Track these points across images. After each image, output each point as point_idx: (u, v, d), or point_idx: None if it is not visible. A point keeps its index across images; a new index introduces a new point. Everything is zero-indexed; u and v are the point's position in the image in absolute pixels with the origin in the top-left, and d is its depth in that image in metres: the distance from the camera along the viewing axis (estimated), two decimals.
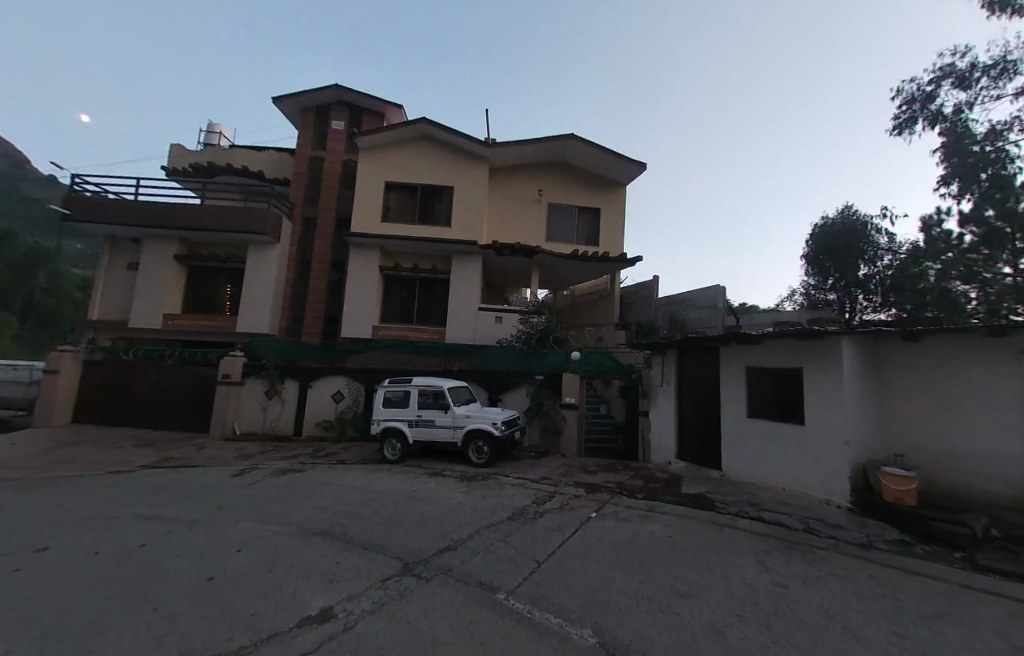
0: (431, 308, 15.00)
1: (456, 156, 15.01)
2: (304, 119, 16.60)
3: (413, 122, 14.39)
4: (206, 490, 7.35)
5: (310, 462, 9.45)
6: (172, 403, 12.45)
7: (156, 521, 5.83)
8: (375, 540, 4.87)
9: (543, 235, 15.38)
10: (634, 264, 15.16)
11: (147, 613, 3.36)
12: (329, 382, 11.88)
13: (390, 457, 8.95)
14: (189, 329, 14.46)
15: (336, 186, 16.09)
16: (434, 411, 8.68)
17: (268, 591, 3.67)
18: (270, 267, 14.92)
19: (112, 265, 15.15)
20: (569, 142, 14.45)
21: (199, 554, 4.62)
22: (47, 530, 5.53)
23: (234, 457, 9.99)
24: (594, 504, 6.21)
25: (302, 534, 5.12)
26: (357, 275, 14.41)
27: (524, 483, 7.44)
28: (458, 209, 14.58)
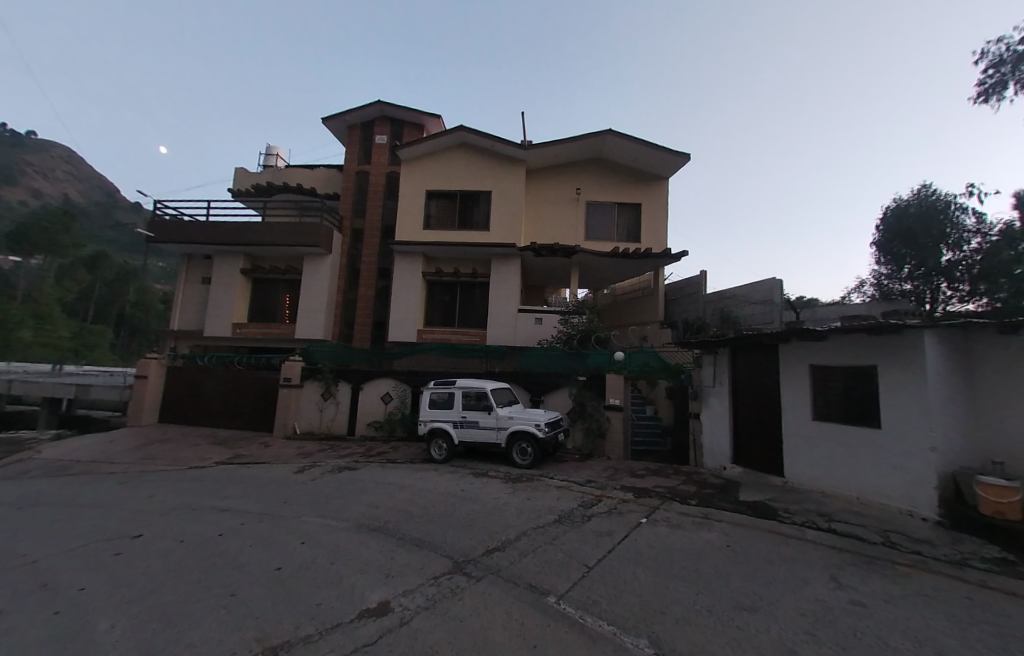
0: (473, 310, 15.24)
1: (493, 161, 15.17)
2: (350, 135, 17.49)
3: (450, 130, 14.73)
4: (272, 486, 7.92)
5: (363, 460, 9.89)
6: (240, 404, 13.51)
7: (230, 513, 6.36)
8: (426, 538, 4.99)
9: (582, 234, 15.15)
10: (679, 259, 14.56)
11: (225, 597, 3.67)
12: (379, 384, 12.41)
13: (436, 456, 9.17)
14: (254, 337, 15.67)
15: (381, 197, 16.79)
16: (478, 413, 8.81)
17: (330, 583, 3.87)
18: (323, 277, 15.83)
19: (187, 280, 16.70)
20: (607, 137, 14.12)
21: (268, 545, 4.98)
22: (141, 518, 6.18)
23: (295, 455, 10.68)
24: (643, 509, 6.03)
25: (358, 529, 5.38)
26: (402, 281, 14.95)
27: (570, 485, 7.36)
28: (496, 212, 14.73)
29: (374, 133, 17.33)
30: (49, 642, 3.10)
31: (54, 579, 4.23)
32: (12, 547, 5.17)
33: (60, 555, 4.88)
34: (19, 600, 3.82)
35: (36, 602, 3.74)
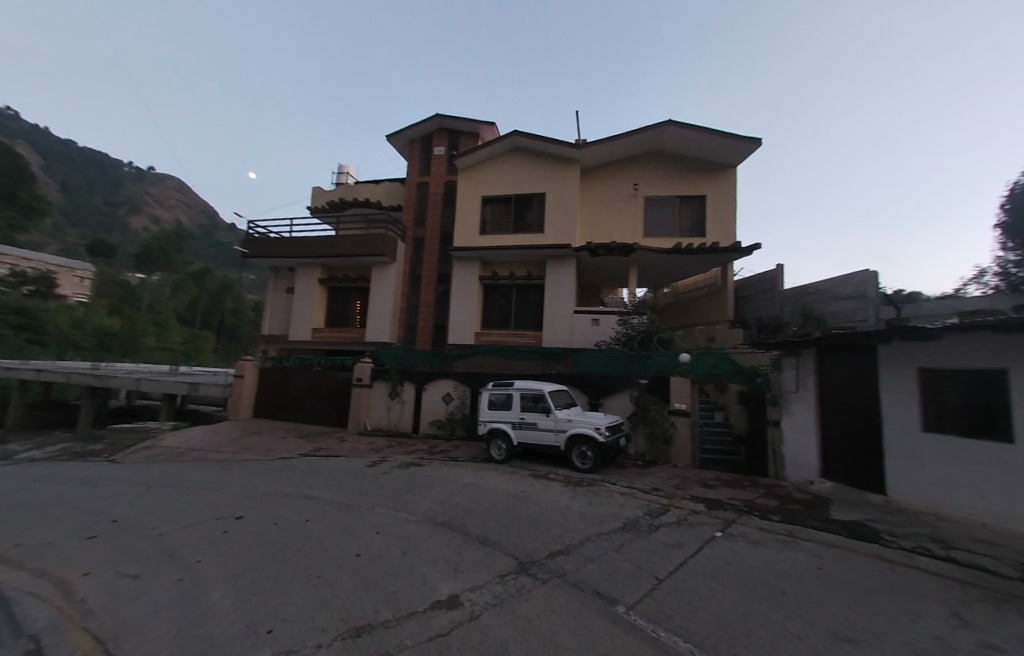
0: (529, 312, 15.22)
1: (547, 163, 15.15)
2: (411, 149, 18.40)
3: (504, 136, 14.97)
4: (347, 477, 8.53)
5: (427, 457, 10.32)
6: (318, 402, 14.74)
7: (313, 500, 6.95)
8: (490, 536, 5.07)
9: (642, 231, 14.61)
10: (750, 253, 13.48)
11: (313, 578, 4.01)
12: (440, 385, 12.90)
13: (496, 456, 9.30)
14: (329, 340, 17.06)
15: (440, 205, 17.45)
16: (536, 414, 8.81)
17: (403, 573, 4.08)
18: (388, 283, 16.78)
19: (274, 290, 18.56)
20: (666, 129, 13.52)
21: (346, 532, 5.36)
22: (241, 501, 6.97)
23: (366, 449, 11.41)
24: (717, 522, 5.65)
25: (426, 523, 5.61)
26: (460, 285, 15.42)
27: (634, 492, 7.09)
28: (551, 214, 14.67)
29: (433, 146, 18.09)
30: (177, 604, 3.61)
31: (176, 550, 4.90)
32: (145, 521, 6.08)
33: (180, 529, 5.64)
34: (152, 566, 4.48)
35: (166, 569, 4.36)
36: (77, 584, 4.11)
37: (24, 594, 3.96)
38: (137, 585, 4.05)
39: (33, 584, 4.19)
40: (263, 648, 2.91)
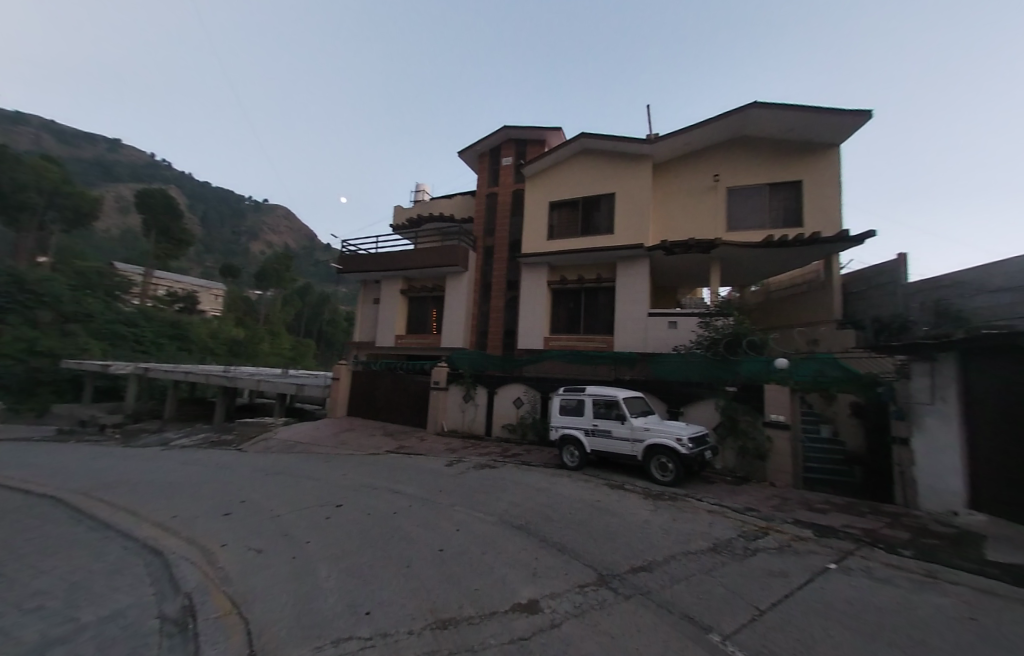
0: (599, 316, 14.76)
1: (617, 162, 14.75)
2: (481, 162, 19.09)
3: (572, 139, 14.90)
4: (428, 475, 9.04)
5: (501, 460, 10.52)
6: (401, 404, 15.81)
7: (400, 495, 7.47)
8: (566, 543, 5.04)
9: (725, 225, 13.51)
10: (863, 241, 11.79)
11: (403, 569, 4.32)
12: (512, 389, 13.10)
13: (567, 463, 9.17)
14: (410, 346, 18.26)
15: (509, 214, 17.82)
16: (610, 421, 8.56)
17: (483, 572, 4.23)
18: (462, 292, 17.52)
19: (363, 301, 20.37)
20: (750, 112, 12.42)
21: (430, 527, 5.69)
22: (339, 491, 7.73)
23: (444, 449, 11.97)
24: (827, 552, 5.00)
25: (503, 525, 5.74)
26: (530, 291, 15.59)
27: (723, 510, 6.54)
28: (623, 213, 14.21)
29: (501, 157, 18.58)
30: (293, 581, 4.13)
31: (290, 532, 5.58)
32: (264, 504, 7.02)
33: (292, 514, 6.42)
34: (272, 544, 5.15)
35: (283, 548, 4.99)
36: (217, 555, 4.88)
37: (181, 557, 4.82)
38: (262, 560, 4.70)
39: (187, 550, 5.07)
40: (363, 629, 3.21)
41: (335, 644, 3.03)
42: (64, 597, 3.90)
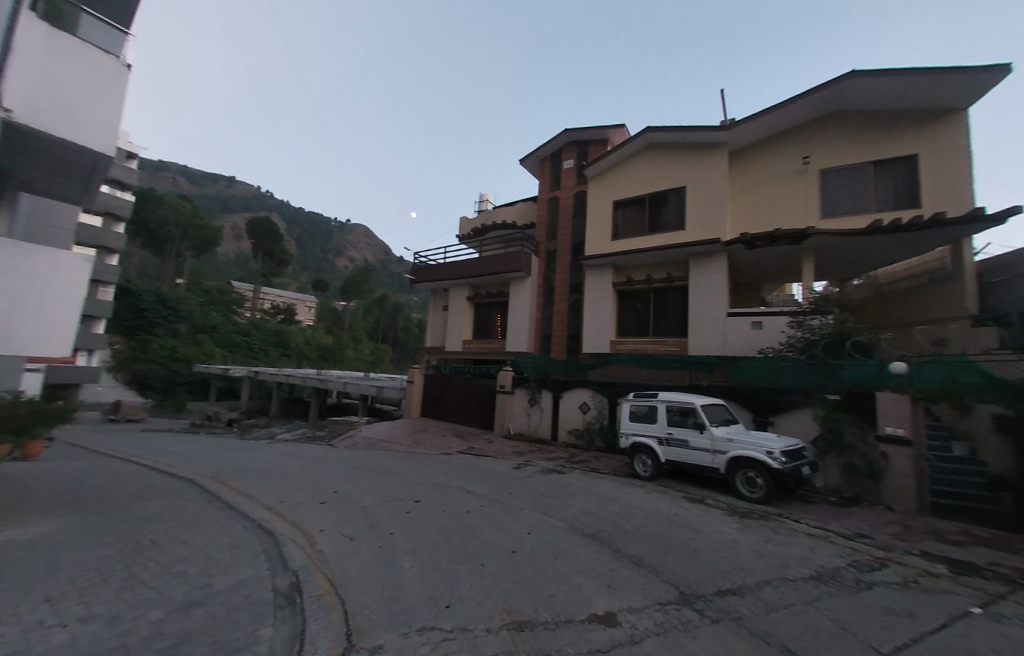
0: (670, 318, 13.99)
1: (686, 153, 13.93)
2: (542, 167, 19.16)
3: (637, 134, 14.35)
4: (497, 477, 9.19)
5: (569, 465, 10.37)
6: (469, 406, 16.27)
7: (472, 495, 7.67)
8: (644, 557, 4.78)
9: (819, 212, 12.06)
10: (1007, 219, 9.89)
11: (477, 567, 4.42)
12: (578, 394, 12.87)
13: (640, 473, 8.76)
14: (476, 350, 18.77)
15: (571, 216, 17.61)
16: (687, 430, 8.04)
17: (557, 577, 4.17)
18: (525, 297, 17.62)
19: (433, 307, 21.38)
20: (846, 83, 11.01)
21: (502, 528, 5.76)
22: (416, 488, 8.13)
23: (511, 452, 12.09)
24: (967, 593, 4.22)
25: (575, 532, 5.63)
26: (594, 293, 15.29)
27: (825, 535, 5.81)
28: (695, 207, 13.35)
29: (563, 160, 18.47)
30: (377, 571, 4.41)
31: (374, 523, 5.99)
32: (352, 495, 7.61)
33: (375, 506, 6.88)
34: (358, 535, 5.55)
35: (368, 539, 5.37)
36: (313, 540, 5.38)
37: (285, 539, 5.38)
38: (350, 548, 5.08)
39: (289, 533, 5.65)
40: (443, 622, 3.33)
41: (418, 634, 3.17)
42: (200, 564, 4.56)
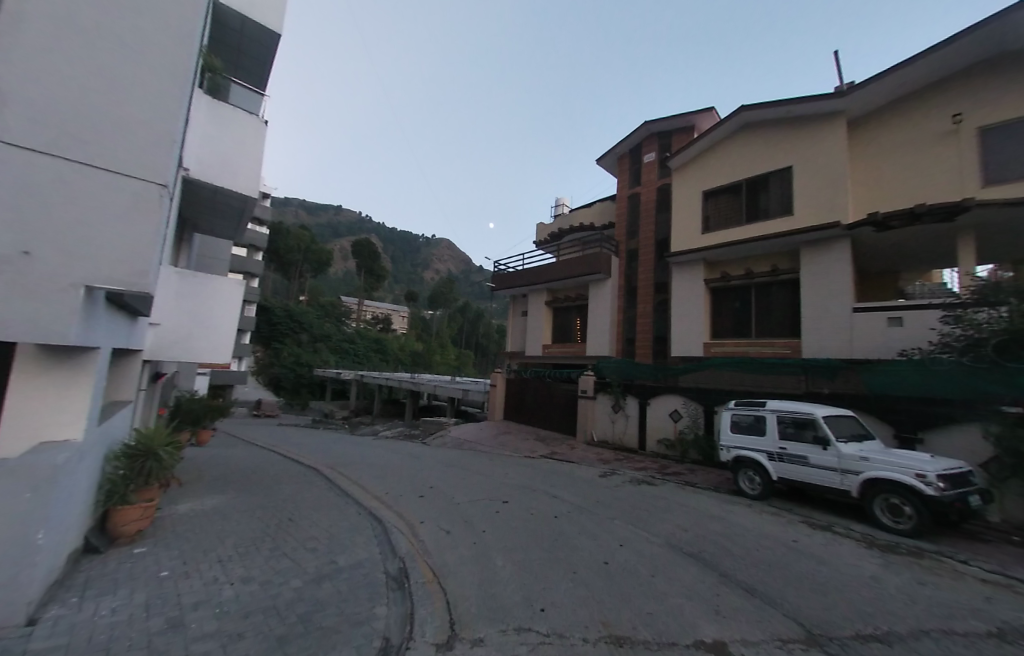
0: (776, 316, 12.51)
1: (792, 130, 12.40)
2: (621, 164, 18.52)
3: (729, 116, 13.25)
4: (584, 484, 8.96)
5: (660, 477, 9.74)
6: (550, 411, 16.19)
7: (559, 500, 7.56)
8: (760, 586, 4.24)
9: (980, 179, 9.66)
10: None
11: (569, 574, 4.32)
12: (669, 401, 12.09)
13: (747, 491, 7.90)
14: (556, 355, 18.66)
15: (654, 212, 16.68)
16: (805, 446, 7.07)
17: (659, 595, 3.90)
18: (605, 299, 17.10)
19: (513, 313, 21.72)
20: (1011, 16, 8.78)
21: (593, 537, 5.57)
22: (503, 490, 8.25)
23: (596, 460, 11.74)
24: None
25: (674, 549, 5.22)
26: (684, 292, 14.33)
27: (1005, 583, 4.64)
28: (803, 189, 11.82)
29: (643, 154, 17.64)
30: (473, 567, 4.54)
31: (467, 521, 6.20)
32: (446, 492, 7.98)
33: (466, 504, 7.13)
34: (453, 530, 5.78)
35: (462, 535, 5.57)
36: (414, 531, 5.73)
37: (390, 527, 5.81)
38: (447, 542, 5.31)
39: (394, 522, 6.10)
40: (540, 625, 3.29)
41: (517, 633, 3.18)
42: (323, 543, 5.13)
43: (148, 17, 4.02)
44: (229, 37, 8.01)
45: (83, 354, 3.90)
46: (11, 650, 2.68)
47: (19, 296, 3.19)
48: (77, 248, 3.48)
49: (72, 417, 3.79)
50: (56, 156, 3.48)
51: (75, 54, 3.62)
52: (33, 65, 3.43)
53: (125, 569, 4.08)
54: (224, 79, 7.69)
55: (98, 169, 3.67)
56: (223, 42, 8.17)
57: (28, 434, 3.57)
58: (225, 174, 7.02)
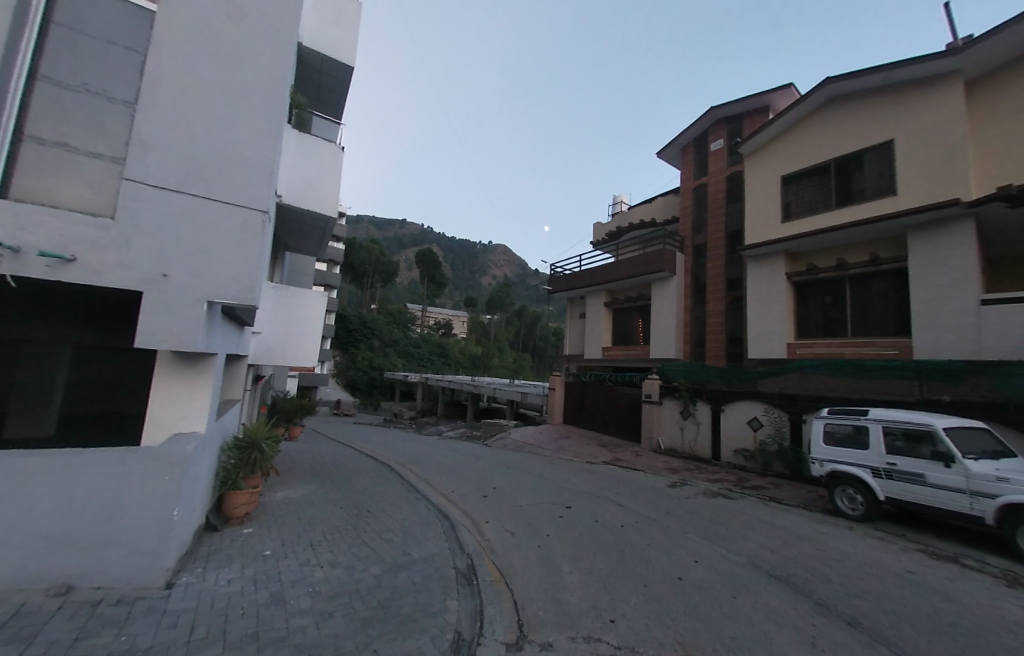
0: (876, 313, 11.10)
1: (891, 99, 10.97)
2: (685, 155, 17.61)
3: (812, 91, 12.09)
4: (652, 493, 8.60)
5: (738, 490, 9.05)
6: (613, 416, 15.74)
7: (625, 509, 7.33)
8: (863, 619, 3.76)
9: None
10: None
11: (640, 587, 4.17)
12: (746, 408, 11.20)
13: (847, 511, 7.07)
14: (618, 358, 18.12)
15: (723, 203, 15.61)
16: (921, 463, 6.17)
17: (740, 618, 3.63)
18: (671, 299, 16.31)
19: (571, 316, 21.44)
20: None
21: (665, 550, 5.32)
22: (566, 494, 8.17)
23: (664, 468, 11.20)
24: None
25: (757, 570, 4.83)
26: (762, 290, 13.24)
27: None
28: (908, 165, 10.40)
29: (710, 142, 16.62)
30: (540, 569, 4.56)
31: (531, 523, 6.22)
32: (510, 494, 8.08)
33: (530, 507, 7.17)
34: (519, 532, 5.85)
35: (528, 537, 5.61)
36: (481, 530, 5.88)
37: (457, 525, 6.01)
38: (513, 544, 5.38)
39: (461, 520, 6.30)
40: (610, 636, 3.22)
41: (585, 641, 3.13)
42: (399, 535, 5.44)
43: (251, 61, 4.55)
44: (311, 75, 8.89)
45: (205, 359, 4.51)
46: (155, 608, 3.19)
47: (160, 310, 3.83)
48: (201, 270, 4.05)
49: (196, 413, 4.42)
50: (185, 193, 4.09)
51: (198, 100, 4.25)
52: (167, 118, 4.09)
53: (237, 546, 4.65)
54: (307, 113, 8.54)
55: (215, 202, 4.25)
56: (306, 80, 9.09)
57: (166, 426, 4.24)
58: (309, 197, 7.76)
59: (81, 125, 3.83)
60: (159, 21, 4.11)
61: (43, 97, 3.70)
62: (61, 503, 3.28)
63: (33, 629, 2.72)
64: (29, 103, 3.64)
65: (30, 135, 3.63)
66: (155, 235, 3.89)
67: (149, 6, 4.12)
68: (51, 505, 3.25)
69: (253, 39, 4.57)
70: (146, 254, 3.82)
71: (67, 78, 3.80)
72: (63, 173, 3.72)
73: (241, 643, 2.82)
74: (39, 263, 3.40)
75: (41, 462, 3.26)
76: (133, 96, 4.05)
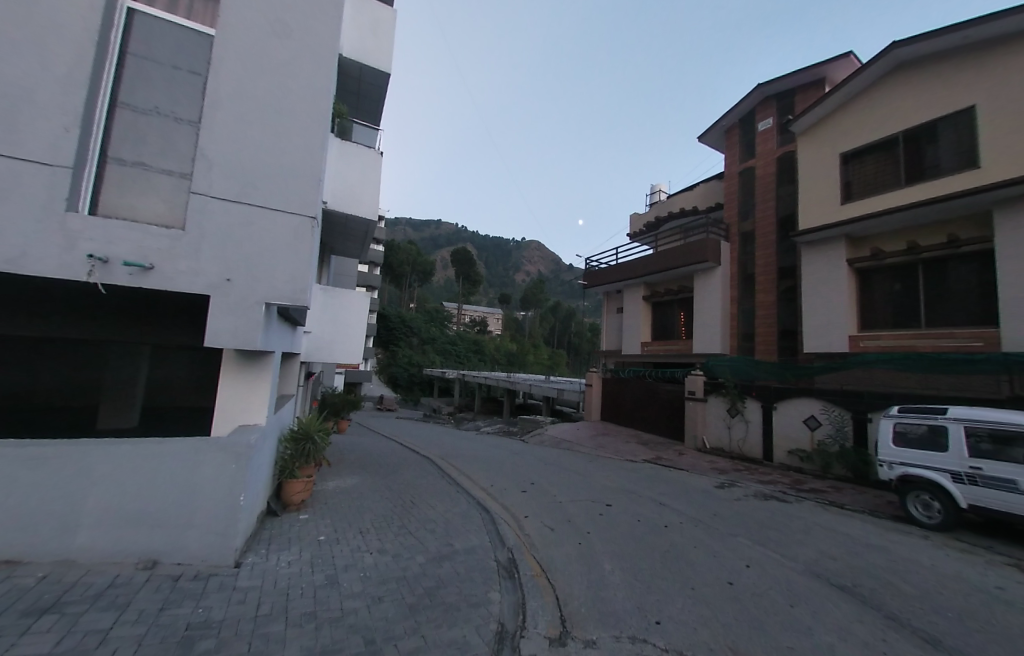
0: (955, 302, 10.09)
1: (971, 60, 9.86)
2: (730, 137, 16.71)
3: (876, 58, 11.09)
4: (698, 493, 8.33)
5: (792, 493, 8.57)
6: (654, 413, 15.32)
7: (669, 509, 7.15)
8: (943, 638, 3.44)
9: None
10: None
11: (688, 589, 4.07)
12: (802, 406, 10.56)
13: (921, 519, 6.50)
14: (659, 353, 17.59)
15: (773, 187, 14.69)
16: (1013, 468, 5.58)
17: (798, 628, 3.44)
18: (715, 292, 15.62)
19: (608, 310, 20.97)
20: None
21: (712, 552, 5.16)
22: (608, 492, 8.09)
23: (710, 468, 10.78)
24: None
25: (814, 578, 4.58)
26: (819, 280, 12.40)
27: None
28: (991, 134, 9.35)
29: (757, 122, 15.71)
30: (581, 566, 4.56)
31: (574, 520, 6.20)
32: (549, 489, 8.11)
33: (571, 502, 7.17)
34: (562, 528, 5.85)
35: (569, 533, 5.61)
36: (524, 524, 5.95)
37: (498, 519, 6.09)
38: (553, 539, 5.40)
39: (501, 514, 6.39)
40: (656, 637, 3.17)
41: (630, 642, 3.11)
42: (445, 526, 5.61)
43: (300, 73, 4.79)
44: (351, 84, 9.23)
45: (265, 358, 4.83)
46: (226, 584, 3.49)
47: (226, 312, 4.17)
48: (260, 275, 4.35)
49: (257, 408, 4.77)
50: (243, 204, 4.40)
51: (253, 114, 4.55)
52: (226, 133, 4.42)
53: (295, 531, 4.98)
54: (348, 121, 8.87)
55: (271, 210, 4.52)
56: (346, 88, 9.46)
57: (232, 420, 4.60)
58: (352, 202, 8.09)
59: (153, 146, 4.24)
60: (216, 44, 4.45)
61: (122, 122, 4.12)
62: (146, 487, 3.65)
63: (126, 598, 3.07)
64: (110, 128, 4.05)
65: (113, 157, 4.06)
66: (218, 243, 4.22)
67: (207, 31, 4.49)
68: (138, 489, 3.64)
69: (299, 51, 4.80)
70: (213, 260, 4.16)
71: (141, 103, 4.21)
72: (142, 191, 4.14)
73: (302, 621, 3.03)
74: (123, 273, 3.81)
75: (130, 450, 3.66)
76: (196, 116, 4.42)
